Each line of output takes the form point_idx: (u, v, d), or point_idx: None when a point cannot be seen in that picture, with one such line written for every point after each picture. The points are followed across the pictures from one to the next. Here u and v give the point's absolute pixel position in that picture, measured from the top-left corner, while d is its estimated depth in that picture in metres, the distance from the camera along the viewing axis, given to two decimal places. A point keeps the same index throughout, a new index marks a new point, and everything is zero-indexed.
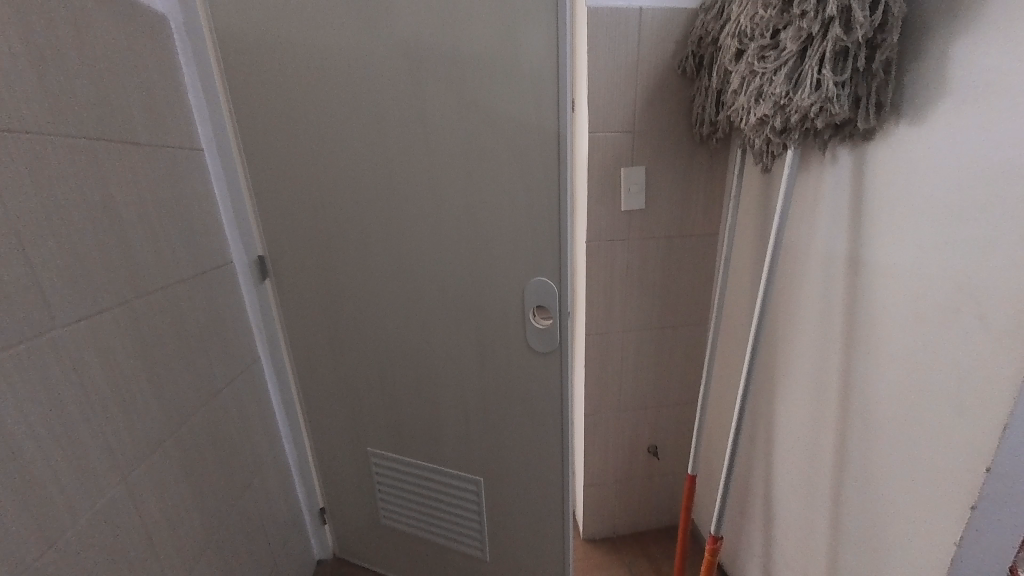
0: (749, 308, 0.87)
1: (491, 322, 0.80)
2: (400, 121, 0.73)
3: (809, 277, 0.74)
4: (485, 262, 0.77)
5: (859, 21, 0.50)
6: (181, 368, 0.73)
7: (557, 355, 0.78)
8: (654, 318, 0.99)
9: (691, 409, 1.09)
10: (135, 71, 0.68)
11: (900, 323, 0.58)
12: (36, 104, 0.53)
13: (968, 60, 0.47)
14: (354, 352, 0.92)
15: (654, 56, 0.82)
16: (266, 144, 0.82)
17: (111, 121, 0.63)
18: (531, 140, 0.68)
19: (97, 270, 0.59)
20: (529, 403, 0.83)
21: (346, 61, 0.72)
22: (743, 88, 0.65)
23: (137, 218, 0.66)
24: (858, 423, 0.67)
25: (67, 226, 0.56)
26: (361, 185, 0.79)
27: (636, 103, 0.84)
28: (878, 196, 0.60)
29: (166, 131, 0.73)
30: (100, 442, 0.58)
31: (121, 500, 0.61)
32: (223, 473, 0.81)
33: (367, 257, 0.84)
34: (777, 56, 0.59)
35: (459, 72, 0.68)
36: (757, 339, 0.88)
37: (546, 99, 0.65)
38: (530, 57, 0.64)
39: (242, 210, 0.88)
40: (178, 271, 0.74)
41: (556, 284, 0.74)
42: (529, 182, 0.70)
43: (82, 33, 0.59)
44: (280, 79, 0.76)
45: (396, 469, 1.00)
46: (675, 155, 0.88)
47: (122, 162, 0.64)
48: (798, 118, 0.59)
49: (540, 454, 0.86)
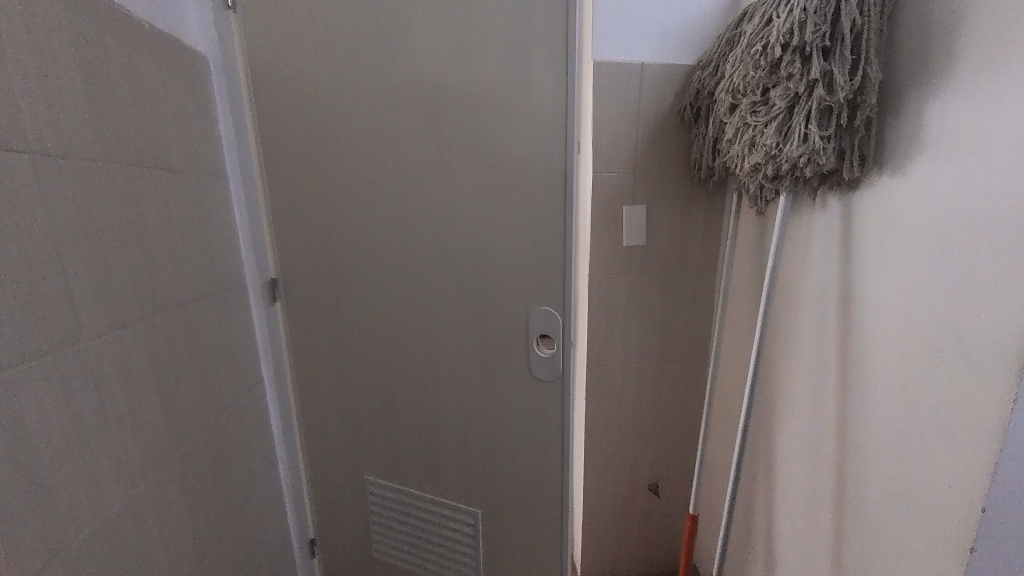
0: (747, 343, 0.89)
1: (495, 349, 0.82)
2: (417, 156, 0.78)
3: (803, 315, 0.76)
4: (491, 289, 0.80)
5: (840, 83, 0.55)
6: (188, 384, 0.74)
7: (560, 382, 0.79)
8: (655, 351, 1.01)
9: (692, 446, 1.08)
10: (176, 102, 0.73)
11: (892, 360, 0.60)
12: (87, 132, 0.57)
13: (940, 121, 0.51)
14: (357, 374, 0.93)
15: (654, 106, 0.88)
16: (287, 173, 0.87)
17: (150, 146, 0.67)
18: (538, 178, 0.73)
19: (122, 284, 0.62)
20: (530, 430, 0.84)
21: (369, 101, 0.78)
22: (737, 137, 0.70)
23: (163, 237, 0.69)
24: (855, 459, 0.67)
25: (100, 243, 0.59)
26: (376, 212, 0.83)
27: (637, 146, 0.89)
28: (865, 239, 0.63)
29: (197, 157, 0.78)
30: (107, 453, 0.59)
31: (122, 514, 0.61)
32: (219, 493, 0.80)
33: (377, 282, 0.86)
34: (768, 111, 0.64)
35: (474, 113, 0.73)
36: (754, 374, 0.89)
37: (555, 140, 0.71)
38: (540, 102, 0.70)
39: (259, 231, 0.91)
40: (196, 288, 0.76)
41: (559, 313, 0.77)
42: (536, 216, 0.74)
43: (131, 67, 0.64)
44: (306, 113, 0.82)
45: (392, 498, 0.98)
46: (675, 194, 0.92)
47: (155, 184, 0.68)
48: (789, 167, 0.63)
49: (537, 483, 0.86)
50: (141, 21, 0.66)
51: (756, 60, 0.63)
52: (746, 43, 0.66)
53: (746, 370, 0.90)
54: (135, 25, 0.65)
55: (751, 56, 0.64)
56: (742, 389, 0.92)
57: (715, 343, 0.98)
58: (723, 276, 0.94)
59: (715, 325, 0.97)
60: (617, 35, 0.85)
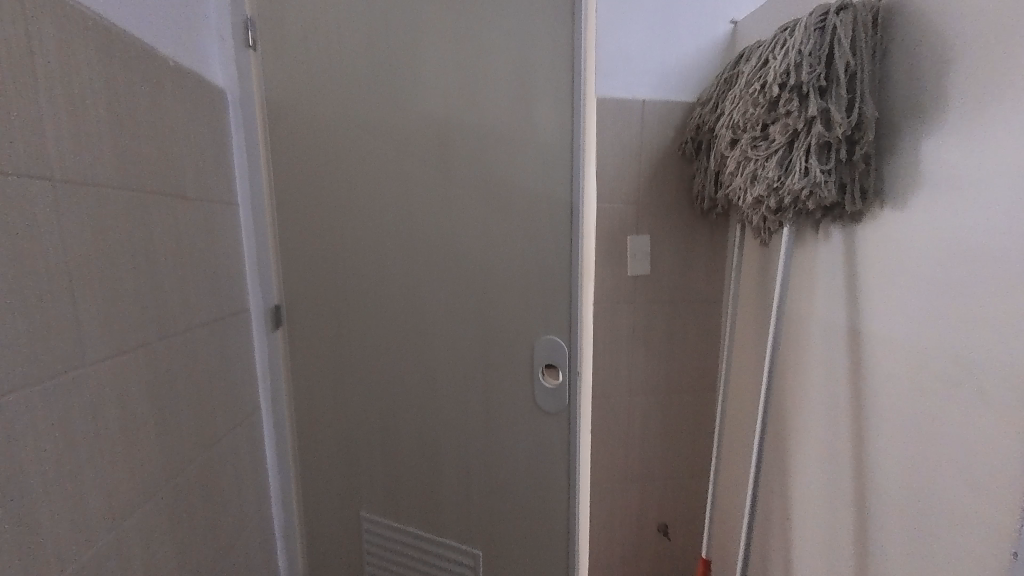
0: (755, 376, 0.88)
1: (499, 379, 0.81)
2: (425, 186, 0.80)
3: (810, 346, 0.75)
4: (496, 318, 0.79)
5: (838, 120, 0.57)
6: (186, 413, 0.72)
7: (566, 414, 0.78)
8: (660, 383, 0.99)
9: (701, 485, 1.04)
10: (194, 134, 0.75)
11: (906, 394, 0.59)
12: (108, 161, 0.59)
13: (937, 157, 0.53)
14: (357, 404, 0.91)
15: (656, 141, 0.91)
16: (297, 203, 0.88)
17: (166, 175, 0.69)
18: (544, 210, 0.74)
19: (127, 310, 0.61)
20: (534, 465, 0.81)
21: (380, 134, 0.80)
22: (739, 171, 0.72)
23: (171, 263, 0.70)
24: (874, 498, 0.65)
25: (110, 268, 0.59)
26: (383, 240, 0.84)
27: (640, 180, 0.92)
28: (868, 271, 0.64)
29: (211, 185, 0.79)
30: (99, 485, 0.57)
31: (107, 551, 0.58)
32: (209, 529, 0.77)
33: (382, 311, 0.86)
34: (768, 146, 0.65)
35: (483, 146, 0.75)
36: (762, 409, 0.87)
37: (562, 174, 0.73)
38: (546, 137, 0.73)
39: (265, 259, 0.91)
40: (200, 315, 0.76)
41: (566, 342, 0.76)
42: (543, 247, 0.75)
43: (155, 101, 0.67)
44: (319, 146, 0.84)
45: (389, 537, 0.94)
46: (678, 226, 0.93)
47: (168, 212, 0.69)
48: (791, 200, 0.64)
49: (541, 521, 0.83)
50: (168, 59, 0.69)
51: (755, 98, 0.66)
52: (744, 83, 0.68)
53: (756, 405, 0.88)
54: (162, 61, 0.68)
55: (750, 94, 0.66)
56: (751, 424, 0.89)
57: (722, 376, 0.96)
58: (728, 308, 0.93)
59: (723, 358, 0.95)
60: (619, 75, 0.89)
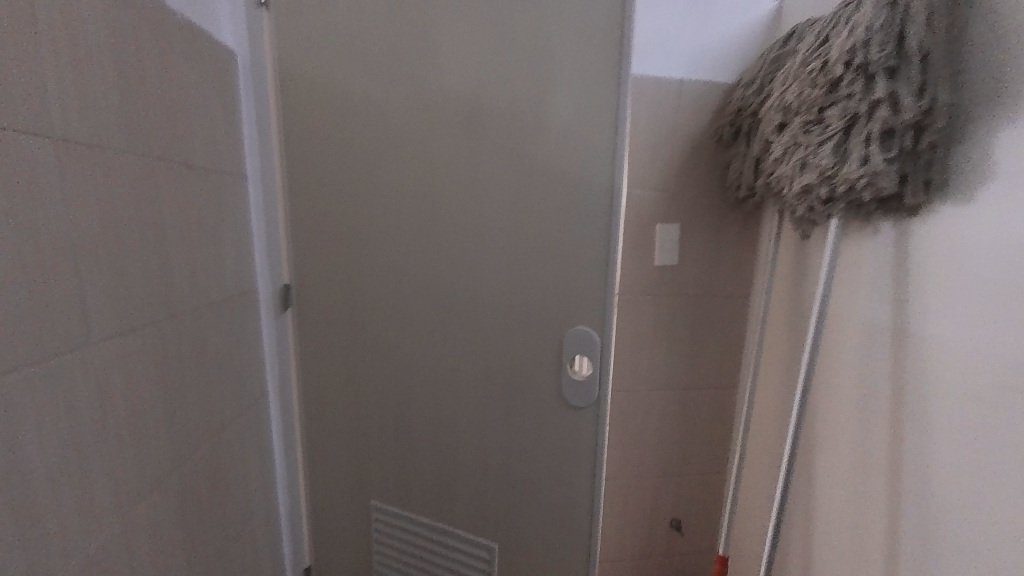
0: (785, 374, 0.85)
1: (522, 369, 0.78)
2: (450, 164, 0.75)
3: (850, 344, 0.73)
4: (522, 305, 0.76)
5: (908, 104, 0.53)
6: (195, 397, 0.68)
7: (592, 410, 0.74)
8: (682, 378, 0.96)
9: (719, 482, 1.02)
10: (203, 99, 0.70)
11: (955, 397, 0.56)
12: (116, 125, 0.54)
13: (1014, 144, 0.49)
14: (371, 391, 0.88)
15: (690, 126, 0.87)
16: (310, 177, 0.83)
17: (176, 144, 0.64)
18: (576, 194, 0.70)
19: (135, 289, 0.57)
20: (555, 458, 0.79)
21: (402, 107, 0.75)
22: (785, 157, 0.68)
23: (180, 239, 0.65)
24: (911, 502, 0.63)
25: (118, 243, 0.55)
26: (403, 220, 0.79)
27: (672, 166, 0.88)
28: (924, 269, 0.60)
29: (220, 156, 0.75)
30: (106, 472, 0.54)
31: (114, 540, 0.55)
32: (216, 516, 0.74)
33: (400, 296, 0.82)
34: (823, 130, 0.62)
35: (514, 123, 0.71)
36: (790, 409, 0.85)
37: (598, 154, 0.68)
38: (583, 114, 0.68)
39: (275, 235, 0.87)
40: (209, 294, 0.72)
41: (597, 333, 0.72)
42: (576, 233, 0.71)
43: (165, 62, 0.61)
44: (335, 116, 0.79)
45: (400, 527, 0.92)
46: (708, 216, 0.90)
47: (178, 184, 0.64)
48: (845, 189, 0.61)
49: (561, 515, 0.81)
50: (177, 14, 0.64)
51: (812, 78, 0.62)
52: (800, 62, 0.64)
53: (785, 405, 0.85)
54: (172, 16, 0.62)
55: (807, 74, 0.62)
56: (778, 421, 0.87)
57: (747, 373, 0.94)
58: (759, 303, 0.90)
59: (750, 354, 0.93)
60: (656, 52, 0.85)
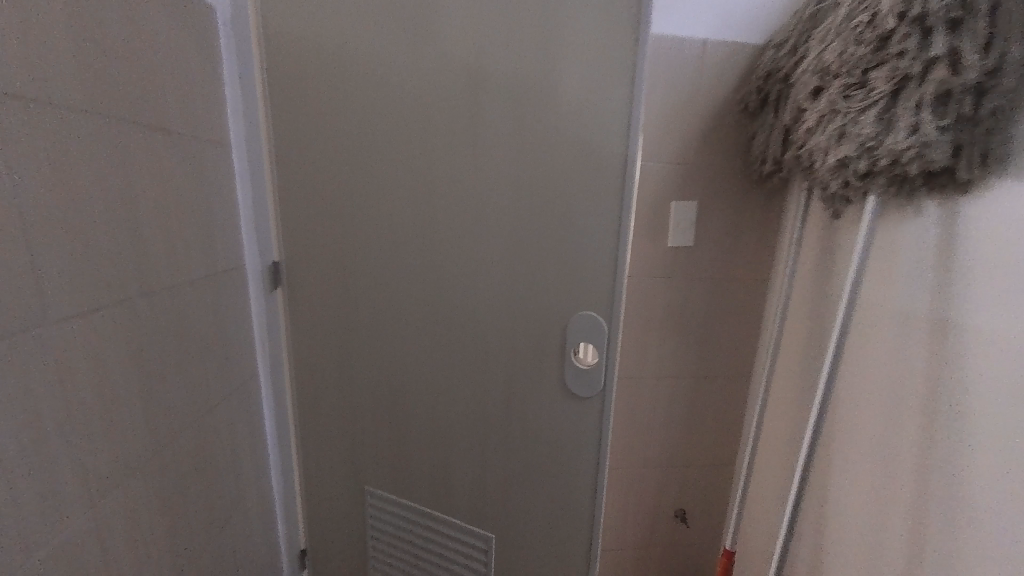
0: (807, 365, 0.80)
1: (525, 355, 0.73)
2: (449, 132, 0.69)
3: (881, 333, 0.67)
4: (525, 287, 0.70)
5: (971, 62, 0.47)
6: (173, 380, 0.64)
7: (597, 400, 0.70)
8: (692, 365, 0.92)
9: (726, 473, 0.98)
10: (176, 56, 0.63)
11: (998, 394, 0.51)
12: (71, 79, 0.48)
13: None
14: (366, 374, 0.84)
15: (711, 94, 0.80)
16: (298, 145, 0.77)
17: (145, 104, 0.58)
18: (587, 167, 0.63)
19: (99, 263, 0.52)
20: (558, 448, 0.75)
21: (396, 67, 0.68)
22: (819, 127, 0.62)
23: (153, 209, 0.60)
24: (941, 504, 0.58)
25: (77, 212, 0.49)
26: (396, 193, 0.73)
27: (692, 138, 0.81)
28: (969, 253, 0.55)
29: (197, 121, 0.69)
30: (72, 460, 0.50)
31: (84, 530, 0.51)
32: (202, 501, 0.71)
33: (395, 275, 0.77)
34: (866, 94, 0.55)
35: (517, 86, 0.64)
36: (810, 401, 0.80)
37: (611, 121, 0.62)
38: (594, 75, 0.61)
39: (263, 209, 0.81)
40: (188, 270, 0.67)
41: (605, 318, 0.67)
42: (584, 210, 0.65)
43: (129, 11, 0.55)
44: (323, 79, 0.72)
45: (395, 513, 0.89)
46: (728, 192, 0.83)
47: (149, 149, 0.59)
48: (887, 162, 0.54)
49: (563, 506, 0.77)
50: None
51: (858, 35, 0.55)
52: (845, 16, 0.58)
53: (805, 397, 0.81)
54: None
55: (853, 30, 0.56)
56: (797, 413, 0.83)
57: (765, 362, 0.89)
58: (780, 289, 0.85)
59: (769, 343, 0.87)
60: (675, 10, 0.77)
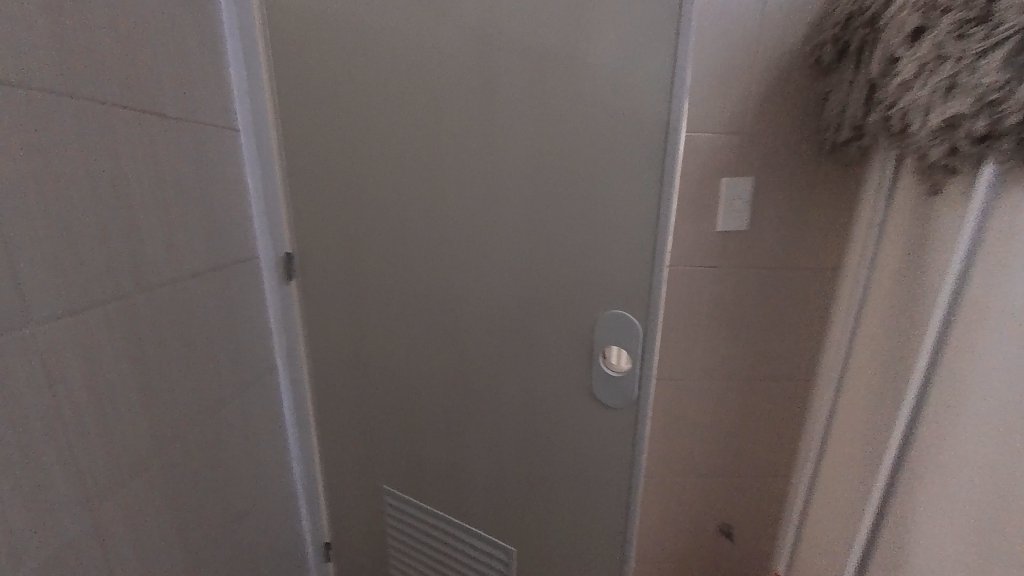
0: (890, 368, 0.69)
1: (549, 355, 0.66)
2: (459, 105, 0.61)
3: (987, 338, 0.54)
4: (548, 280, 0.63)
5: None
6: (182, 377, 0.62)
7: (631, 410, 0.61)
8: (747, 355, 0.87)
9: (786, 472, 0.92)
10: (171, 32, 0.59)
11: None
12: (42, 56, 0.44)
13: None
14: (382, 370, 0.79)
15: (777, 57, 0.75)
16: (307, 127, 0.72)
17: (135, 84, 0.54)
18: (622, 140, 0.53)
19: (88, 256, 0.49)
20: (585, 460, 0.67)
21: (404, 34, 0.61)
22: (919, 77, 0.53)
23: (146, 196, 0.56)
24: None
25: (55, 203, 0.46)
26: (407, 176, 0.67)
27: (752, 111, 0.77)
28: None
29: (199, 104, 0.64)
30: (64, 464, 0.47)
31: (82, 535, 0.49)
32: (218, 498, 0.69)
33: (407, 266, 0.71)
34: (987, 33, 0.46)
35: (539, 47, 0.55)
36: (893, 413, 0.68)
37: (643, 80, 0.51)
38: (623, 25, 0.50)
39: (274, 197, 0.78)
40: (193, 261, 0.63)
41: (638, 318, 0.58)
42: (617, 191, 0.55)
43: None
44: (330, 52, 0.66)
45: (412, 516, 0.86)
46: (796, 167, 0.78)
47: (138, 132, 0.55)
48: (1016, 119, 0.45)
49: (589, 523, 0.70)
50: None
51: None
52: None
53: (885, 408, 0.69)
54: None
55: None
56: (875, 424, 0.71)
57: (838, 356, 0.80)
58: (856, 272, 0.77)
59: (843, 334, 0.79)
60: None
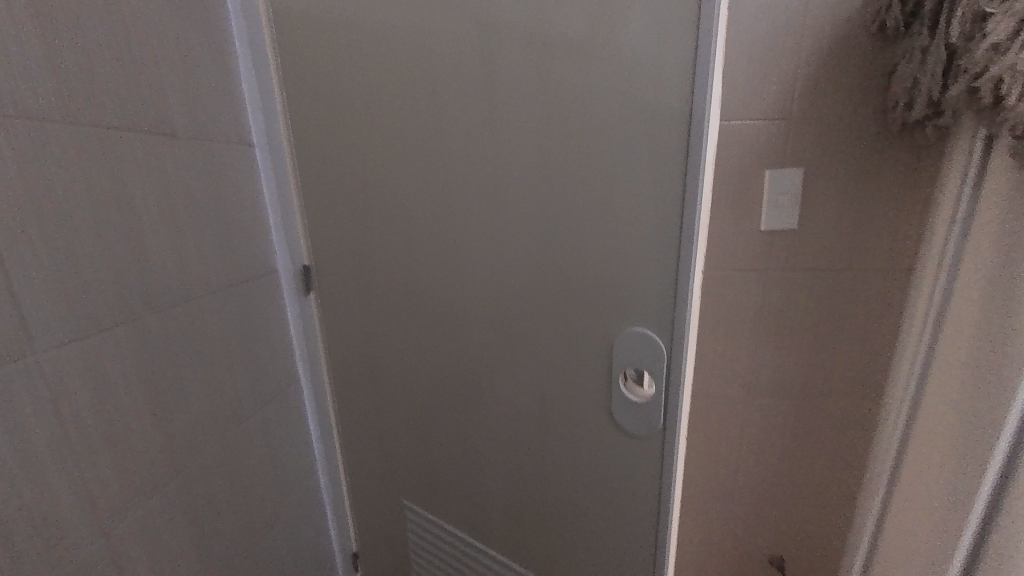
0: (980, 388, 0.58)
1: (565, 374, 0.60)
2: (462, 105, 0.56)
3: None
4: (560, 293, 0.57)
5: None
6: (196, 396, 0.62)
7: (658, 442, 0.53)
8: (801, 356, 0.81)
9: (854, 478, 0.86)
10: (177, 51, 0.58)
11: None
12: (42, 86, 0.44)
13: None
14: (397, 384, 0.77)
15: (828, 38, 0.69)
16: (317, 139, 0.70)
17: (143, 106, 0.54)
18: (639, 134, 0.46)
19: (94, 281, 0.49)
20: (603, 490, 0.61)
21: (405, 34, 0.57)
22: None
23: (157, 218, 0.56)
24: None
25: (59, 230, 0.46)
26: (414, 184, 0.64)
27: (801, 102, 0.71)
28: None
29: (209, 122, 0.64)
30: (72, 488, 0.48)
31: (94, 556, 0.50)
32: (237, 513, 0.70)
33: (416, 278, 0.68)
34: None
35: (544, 32, 0.49)
36: (984, 442, 0.57)
37: (662, 60, 0.43)
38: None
39: (289, 211, 0.77)
40: (206, 279, 0.63)
41: (663, 339, 0.50)
42: (632, 192, 0.48)
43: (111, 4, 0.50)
44: (336, 62, 0.64)
45: (432, 532, 0.84)
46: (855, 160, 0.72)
47: (150, 154, 0.55)
48: None
49: (610, 559, 0.63)
50: None
51: None
52: None
53: (973, 435, 0.59)
54: None
55: None
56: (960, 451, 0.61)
57: (914, 367, 0.72)
58: (931, 276, 0.69)
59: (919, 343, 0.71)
60: None
